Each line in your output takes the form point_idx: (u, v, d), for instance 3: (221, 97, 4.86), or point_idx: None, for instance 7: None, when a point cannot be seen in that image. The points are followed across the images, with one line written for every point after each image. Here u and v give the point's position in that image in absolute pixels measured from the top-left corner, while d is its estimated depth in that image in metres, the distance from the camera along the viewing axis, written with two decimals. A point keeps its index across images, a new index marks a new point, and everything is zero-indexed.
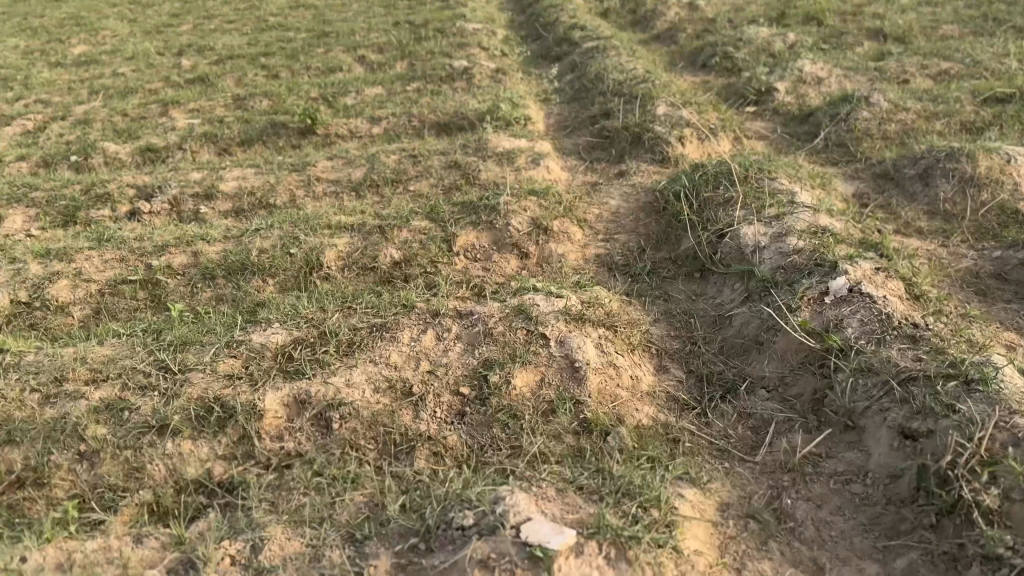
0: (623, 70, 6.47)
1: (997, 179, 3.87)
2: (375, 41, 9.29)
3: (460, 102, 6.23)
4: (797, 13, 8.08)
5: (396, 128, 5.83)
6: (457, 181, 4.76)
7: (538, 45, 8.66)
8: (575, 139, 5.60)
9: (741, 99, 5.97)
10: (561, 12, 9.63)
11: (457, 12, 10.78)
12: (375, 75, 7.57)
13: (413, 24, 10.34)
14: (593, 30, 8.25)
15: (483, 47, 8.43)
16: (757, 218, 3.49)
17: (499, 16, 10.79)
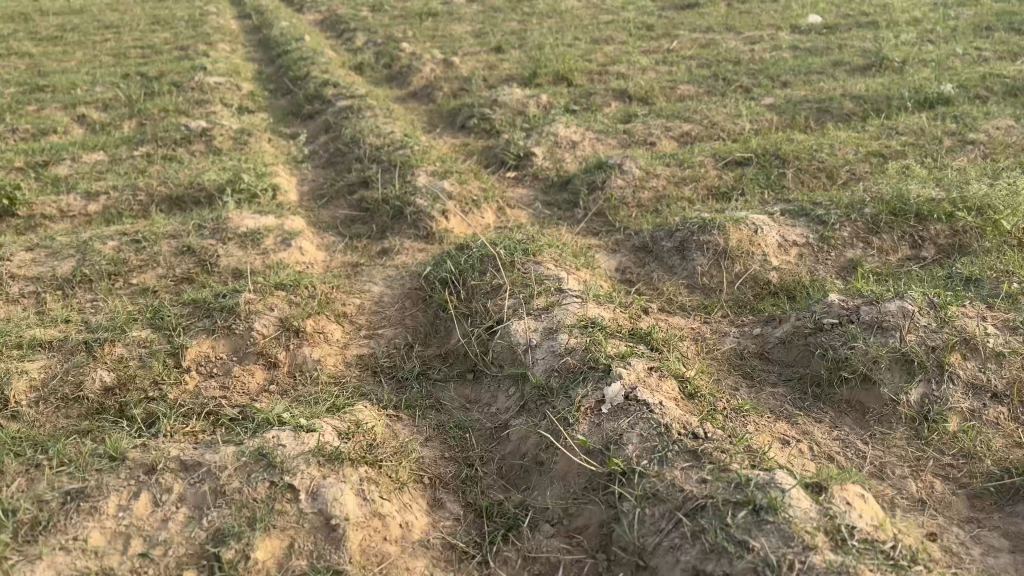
0: (378, 133, 6.15)
1: (747, 251, 3.86)
2: (102, 99, 8.32)
3: (197, 171, 5.57)
4: (548, 72, 8.23)
5: (118, 207, 5.06)
6: (191, 271, 4.13)
7: (289, 102, 8.13)
8: (329, 212, 5.13)
9: (500, 165, 5.86)
10: (312, 66, 9.17)
11: (199, 64, 9.98)
12: (99, 140, 6.69)
13: (148, 79, 9.42)
14: (346, 87, 7.88)
15: (227, 104, 7.77)
16: (527, 311, 3.24)
17: (247, 69, 10.14)
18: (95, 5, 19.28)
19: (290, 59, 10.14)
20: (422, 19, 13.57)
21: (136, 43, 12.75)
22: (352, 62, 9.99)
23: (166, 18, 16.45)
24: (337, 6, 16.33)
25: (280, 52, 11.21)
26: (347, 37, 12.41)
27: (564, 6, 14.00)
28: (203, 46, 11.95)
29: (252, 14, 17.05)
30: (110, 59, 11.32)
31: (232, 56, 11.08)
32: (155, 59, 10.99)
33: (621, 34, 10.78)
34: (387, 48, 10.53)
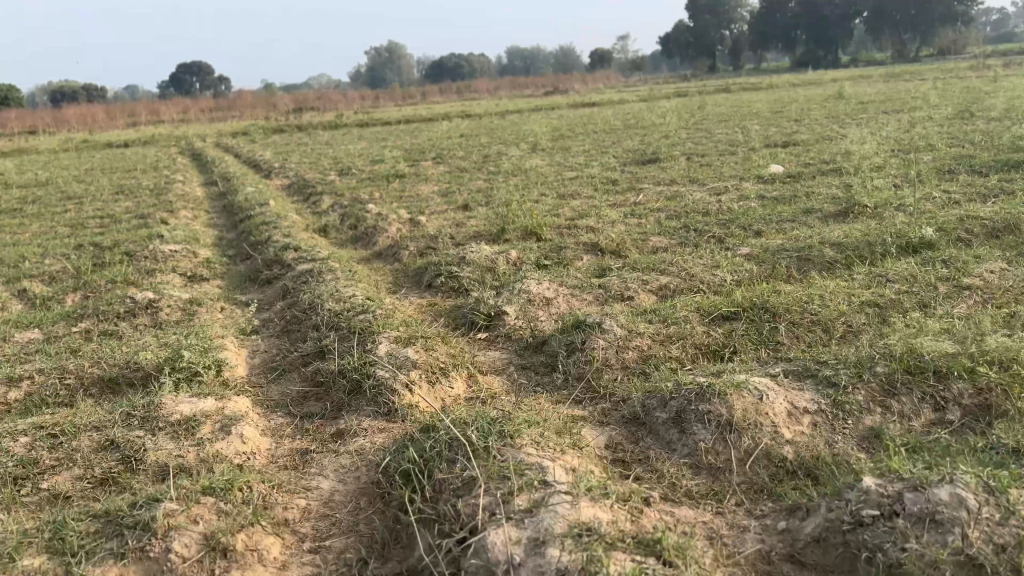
0: (339, 297, 5.73)
1: (755, 421, 3.31)
2: (50, 271, 7.89)
3: (137, 348, 5.06)
4: (517, 229, 8.02)
5: (42, 394, 4.48)
6: (113, 469, 3.54)
7: (247, 267, 7.76)
8: (279, 389, 4.57)
9: (470, 326, 5.41)
10: (274, 231, 8.90)
11: (157, 232, 9.68)
12: (37, 316, 6.19)
13: (102, 249, 9.06)
14: (307, 250, 7.56)
15: (181, 272, 7.37)
16: (504, 514, 2.59)
17: (207, 235, 9.86)
18: (61, 178, 19.28)
19: (252, 224, 9.91)
20: (389, 180, 13.59)
21: (97, 213, 12.52)
22: (315, 224, 9.76)
23: (131, 188, 16.38)
24: (304, 172, 16.43)
25: (243, 216, 11.00)
26: (313, 200, 12.31)
27: (529, 164, 14.15)
28: (164, 213, 11.73)
29: (220, 180, 17.11)
30: (67, 230, 11.01)
31: (193, 222, 10.84)
32: (113, 228, 10.70)
33: (587, 189, 10.74)
34: (353, 209, 10.36)
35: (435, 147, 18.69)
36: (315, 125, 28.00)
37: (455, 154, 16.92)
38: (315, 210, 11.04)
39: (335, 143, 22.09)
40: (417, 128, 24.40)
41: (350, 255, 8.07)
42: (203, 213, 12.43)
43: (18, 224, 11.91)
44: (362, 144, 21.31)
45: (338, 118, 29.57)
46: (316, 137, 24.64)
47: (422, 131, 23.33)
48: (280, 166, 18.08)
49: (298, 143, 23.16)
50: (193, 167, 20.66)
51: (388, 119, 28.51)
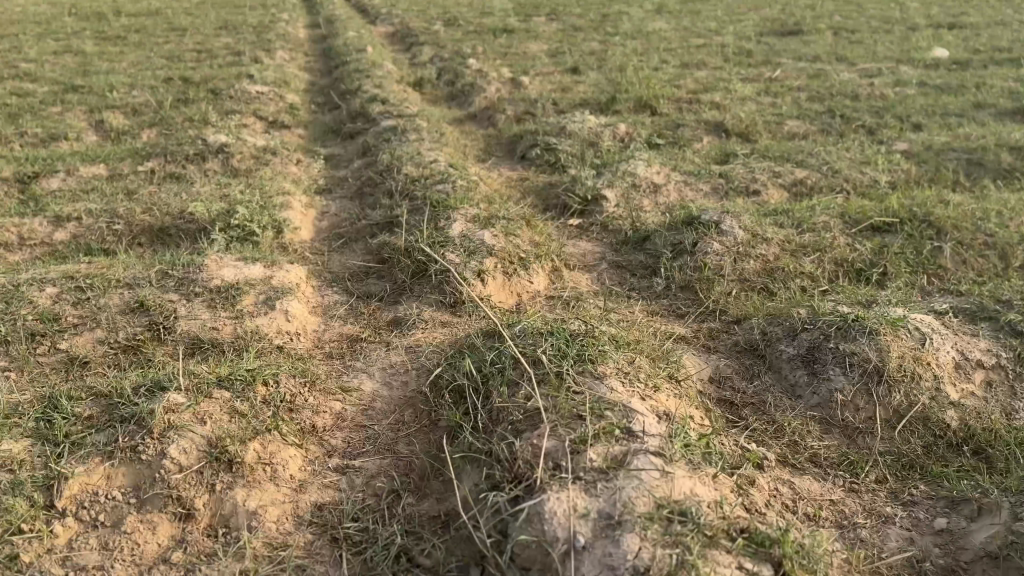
0: (420, 161, 5.10)
1: (913, 375, 2.57)
2: (133, 103, 7.52)
3: (196, 196, 4.60)
4: (629, 99, 7.10)
5: (87, 238, 4.09)
6: (140, 338, 3.10)
7: (333, 118, 7.18)
8: (339, 262, 4.06)
9: (562, 210, 4.72)
10: (365, 80, 8.24)
11: (248, 71, 9.17)
12: (106, 149, 5.81)
13: (189, 84, 8.62)
14: (396, 104, 6.89)
15: (262, 115, 6.86)
16: (572, 471, 1.98)
17: (298, 79, 9.29)
18: (171, 9, 19.00)
19: (345, 72, 9.26)
20: (497, 34, 12.61)
21: (196, 47, 12.10)
22: (411, 76, 9.04)
23: (234, 24, 15.88)
24: (410, 19, 15.51)
25: (339, 62, 10.35)
26: (414, 50, 11.51)
27: (652, 27, 12.85)
28: (260, 53, 11.20)
29: (325, 23, 16.44)
30: (161, 61, 10.63)
31: (287, 64, 10.28)
32: (207, 64, 10.24)
33: (715, 60, 9.55)
34: (453, 63, 9.56)
35: (551, 2, 17.34)
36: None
37: (572, 11, 15.61)
38: (414, 62, 10.28)
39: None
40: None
41: (442, 115, 7.38)
42: (301, 55, 11.84)
43: (117, 52, 11.63)
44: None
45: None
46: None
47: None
48: (388, 12, 17.21)
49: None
50: (302, 7, 20.00)
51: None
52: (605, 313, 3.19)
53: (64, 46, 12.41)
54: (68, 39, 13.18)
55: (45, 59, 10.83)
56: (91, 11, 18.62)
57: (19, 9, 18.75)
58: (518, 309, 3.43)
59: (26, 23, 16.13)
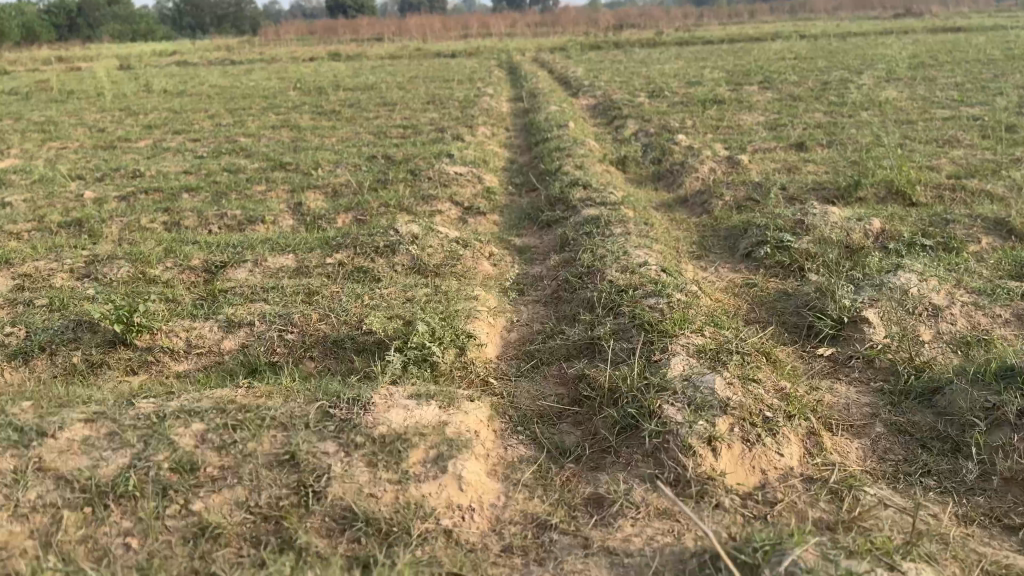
0: (629, 262, 4.32)
1: None
2: (332, 182, 7.39)
3: (377, 300, 4.08)
4: (876, 185, 5.99)
5: (255, 350, 3.66)
6: (283, 505, 2.50)
7: (530, 203, 6.63)
8: (530, 394, 3.31)
9: (807, 333, 3.80)
10: (566, 159, 7.68)
11: (448, 148, 8.92)
12: (297, 236, 5.55)
13: (389, 163, 8.48)
14: (600, 187, 6.21)
15: (456, 198, 6.42)
16: None
17: (497, 157, 8.93)
18: (383, 83, 19.86)
19: (545, 149, 8.79)
20: (706, 105, 11.80)
21: (401, 122, 12.24)
22: (615, 153, 8.39)
23: (439, 98, 16.18)
24: (613, 91, 15.05)
25: (539, 138, 9.95)
26: (618, 124, 10.94)
27: (883, 96, 11.53)
28: (462, 128, 11.08)
29: (527, 95, 16.40)
30: (366, 137, 10.74)
31: (486, 141, 10.01)
32: (409, 139, 10.19)
33: (970, 137, 8.19)
34: (660, 139, 8.84)
35: (762, 68, 16.33)
36: (633, 42, 26.42)
37: (787, 78, 14.52)
38: (617, 138, 9.68)
39: (650, 61, 20.45)
40: (743, 48, 21.84)
41: (651, 199, 6.61)
42: (502, 130, 11.64)
43: (328, 127, 11.99)
44: (679, 62, 19.44)
45: (656, 34, 27.71)
46: (631, 54, 23.14)
47: (748, 50, 20.80)
48: (589, 83, 16.94)
49: (611, 59, 21.82)
50: (505, 79, 20.27)
51: (711, 37, 26.07)
52: (903, 543, 2.23)
53: (281, 120, 13.01)
54: (286, 114, 13.85)
55: (263, 135, 11.31)
56: (313, 86, 19.84)
57: (252, 86, 20.34)
58: (766, 500, 2.49)
59: (254, 98, 17.34)
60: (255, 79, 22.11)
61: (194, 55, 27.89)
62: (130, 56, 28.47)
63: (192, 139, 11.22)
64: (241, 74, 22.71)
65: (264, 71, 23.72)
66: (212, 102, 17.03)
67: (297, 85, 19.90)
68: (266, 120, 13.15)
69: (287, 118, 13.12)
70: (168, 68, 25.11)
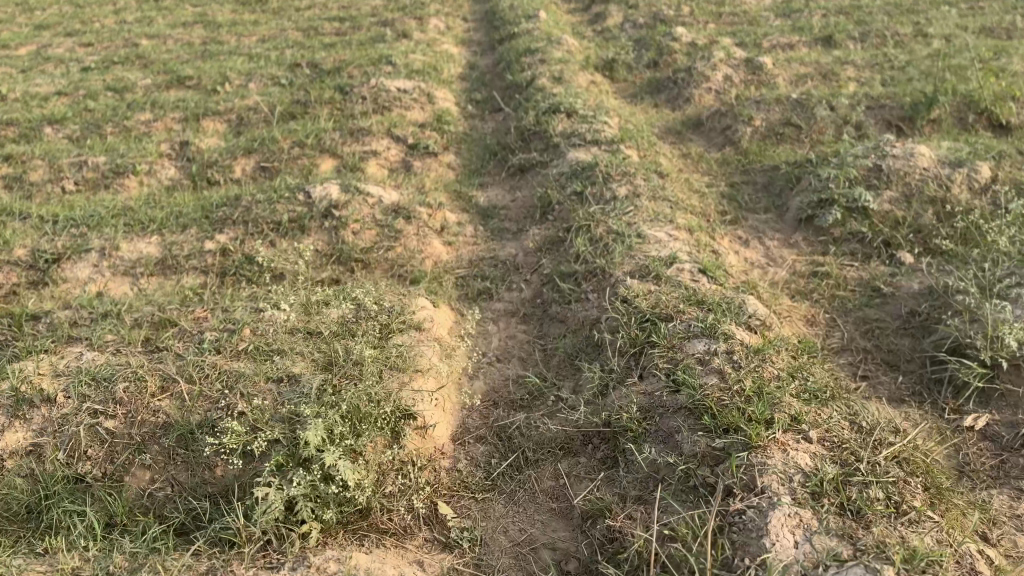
0: (649, 255, 2.88)
1: None
2: (238, 106, 5.72)
3: (263, 337, 2.60)
4: (953, 102, 4.53)
5: (47, 456, 2.20)
6: None
7: (497, 136, 5.08)
8: (511, 546, 1.96)
9: (934, 383, 2.48)
10: (540, 69, 6.05)
11: (391, 52, 7.18)
12: (174, 203, 4.00)
13: (317, 75, 6.76)
14: (590, 113, 4.67)
15: (398, 132, 4.86)
16: None
17: (453, 64, 7.24)
18: None
19: (511, 50, 7.11)
20: None
21: (340, 13, 10.30)
22: (598, 56, 6.76)
23: None
24: None
25: (503, 33, 8.20)
26: (597, 14, 9.19)
27: None
28: (411, 22, 9.23)
29: None
30: (294, 36, 8.89)
31: (439, 40, 8.25)
32: (346, 39, 8.38)
33: None
34: (652, 35, 7.22)
35: None
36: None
37: None
38: (599, 33, 7.98)
39: None
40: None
41: (653, 125, 5.09)
42: (459, 22, 9.80)
43: (252, 24, 10.04)
44: None
45: None
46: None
47: None
48: None
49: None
50: None
51: None
52: None
53: (196, 15, 10.98)
54: (205, 6, 11.75)
55: (168, 37, 9.36)
56: None
57: None
58: None
59: None
60: None
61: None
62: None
63: (81, 44, 9.24)
64: None
65: None
66: None
67: None
68: (178, 15, 11.07)
69: (203, 13, 11.06)
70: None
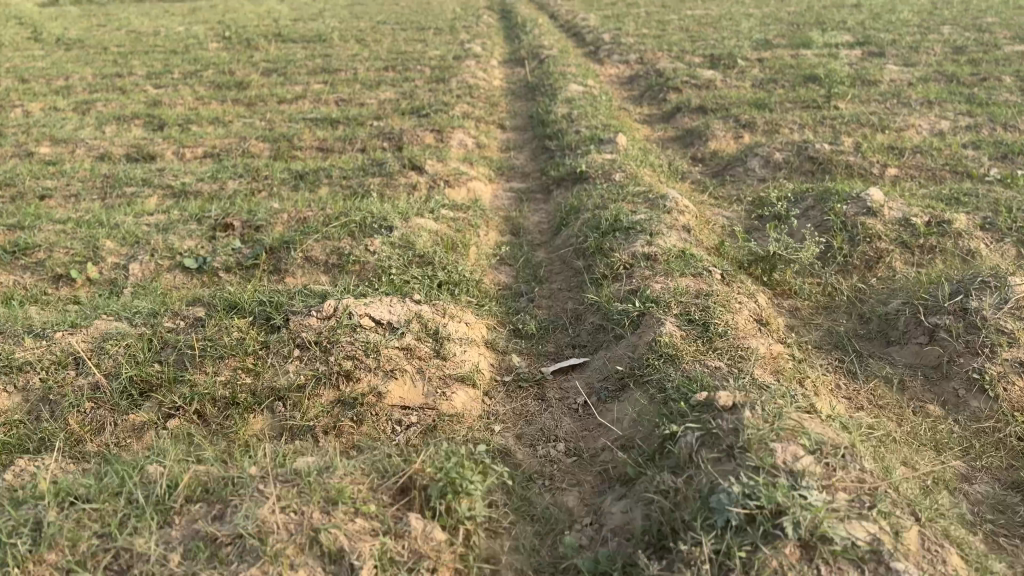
0: None
1: None
2: (52, 362, 2.87)
3: None
4: None
5: None
6: None
7: (589, 530, 2.16)
8: None
9: None
10: (654, 288, 3.15)
11: (385, 211, 4.36)
12: None
13: (247, 261, 3.91)
14: (859, 542, 1.78)
15: (339, 534, 1.89)
16: None
17: (487, 237, 4.42)
18: (336, 37, 15.24)
19: (584, 219, 4.29)
20: (825, 98, 7.37)
21: (335, 114, 7.64)
22: (741, 242, 3.90)
23: (406, 63, 11.49)
24: (660, 63, 10.49)
25: (566, 167, 5.41)
26: (698, 143, 6.43)
27: None
28: (431, 139, 6.52)
29: (527, 61, 11.87)
30: (258, 157, 6.19)
31: (468, 176, 5.48)
32: (328, 167, 5.63)
33: None
34: (816, 195, 4.41)
35: (846, 41, 12.02)
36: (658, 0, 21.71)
37: (906, 58, 10.19)
38: (718, 185, 5.19)
39: (680, 26, 16.03)
40: (810, 14, 17.29)
41: (960, 513, 2.20)
42: (498, 140, 7.12)
43: (209, 126, 7.37)
44: (718, 29, 15.10)
45: None
46: (665, 15, 18.47)
47: (808, 17, 16.53)
48: (612, 47, 12.50)
49: (649, 20, 17.31)
50: (496, 33, 15.74)
51: None
52: None
53: (149, 106, 8.38)
54: (167, 94, 9.19)
55: (80, 143, 6.64)
56: (243, 39, 15.03)
57: (162, 42, 15.63)
58: None
59: (148, 61, 12.67)
60: (179, 33, 17.21)
61: (115, 16, 22.84)
62: (39, 11, 23.37)
63: None
64: (156, 31, 17.99)
65: (190, 24, 19.01)
66: (87, 65, 12.32)
67: (225, 41, 15.11)
68: (124, 106, 8.44)
69: (154, 107, 8.44)
70: (77, 25, 20.09)
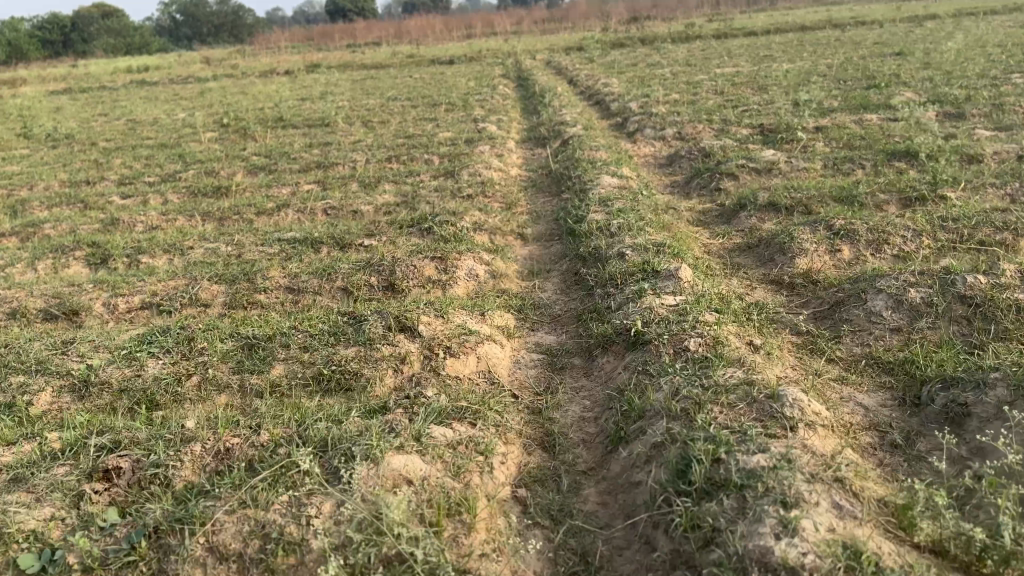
0: None
1: None
2: None
3: None
4: None
5: None
6: None
7: None
8: None
9: None
10: None
11: (345, 436, 2.84)
12: None
13: (115, 555, 2.45)
14: None
15: None
16: None
17: (507, 463, 2.90)
18: (340, 120, 14.09)
19: (657, 439, 2.76)
20: (926, 189, 5.88)
21: (317, 232, 6.26)
22: (929, 501, 2.36)
23: (412, 150, 10.20)
24: (704, 140, 9.10)
25: (613, 320, 3.88)
26: (778, 263, 4.93)
27: None
28: (431, 269, 5.08)
29: (549, 141, 10.55)
30: (208, 313, 4.79)
31: (478, 336, 3.96)
32: (289, 327, 4.18)
33: None
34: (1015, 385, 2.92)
35: (911, 100, 10.58)
36: (684, 59, 20.51)
37: (993, 121, 8.70)
38: (831, 347, 3.67)
39: (713, 89, 14.73)
40: (853, 67, 15.90)
41: None
42: (519, 259, 5.66)
43: (163, 260, 6.02)
44: (756, 91, 13.75)
45: (702, 50, 22.26)
46: (693, 76, 17.22)
47: (852, 71, 15.18)
48: (643, 119, 11.15)
49: (678, 83, 16.05)
50: (513, 107, 14.54)
51: (772, 53, 20.56)
52: None
53: (105, 231, 7.09)
54: (133, 208, 7.91)
55: None
56: (239, 129, 13.92)
57: (155, 135, 14.55)
58: None
59: (131, 159, 11.51)
60: (176, 123, 16.19)
61: (121, 104, 22.10)
62: (44, 104, 22.67)
63: None
64: (155, 121, 17.01)
65: (192, 111, 18.06)
66: (64, 169, 11.17)
67: (220, 131, 14.00)
68: (75, 230, 7.15)
69: (110, 232, 7.14)
70: (77, 118, 19.23)
